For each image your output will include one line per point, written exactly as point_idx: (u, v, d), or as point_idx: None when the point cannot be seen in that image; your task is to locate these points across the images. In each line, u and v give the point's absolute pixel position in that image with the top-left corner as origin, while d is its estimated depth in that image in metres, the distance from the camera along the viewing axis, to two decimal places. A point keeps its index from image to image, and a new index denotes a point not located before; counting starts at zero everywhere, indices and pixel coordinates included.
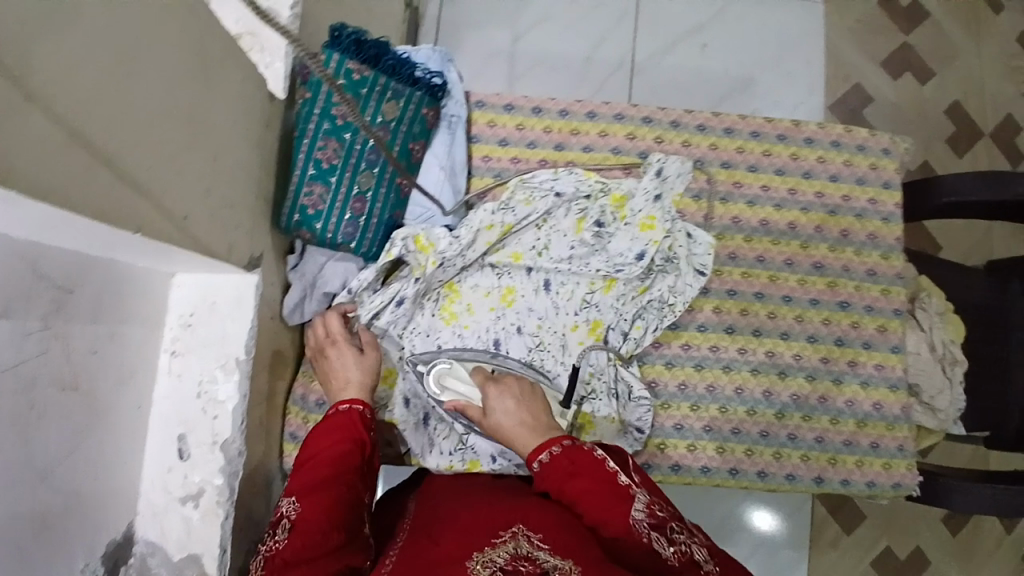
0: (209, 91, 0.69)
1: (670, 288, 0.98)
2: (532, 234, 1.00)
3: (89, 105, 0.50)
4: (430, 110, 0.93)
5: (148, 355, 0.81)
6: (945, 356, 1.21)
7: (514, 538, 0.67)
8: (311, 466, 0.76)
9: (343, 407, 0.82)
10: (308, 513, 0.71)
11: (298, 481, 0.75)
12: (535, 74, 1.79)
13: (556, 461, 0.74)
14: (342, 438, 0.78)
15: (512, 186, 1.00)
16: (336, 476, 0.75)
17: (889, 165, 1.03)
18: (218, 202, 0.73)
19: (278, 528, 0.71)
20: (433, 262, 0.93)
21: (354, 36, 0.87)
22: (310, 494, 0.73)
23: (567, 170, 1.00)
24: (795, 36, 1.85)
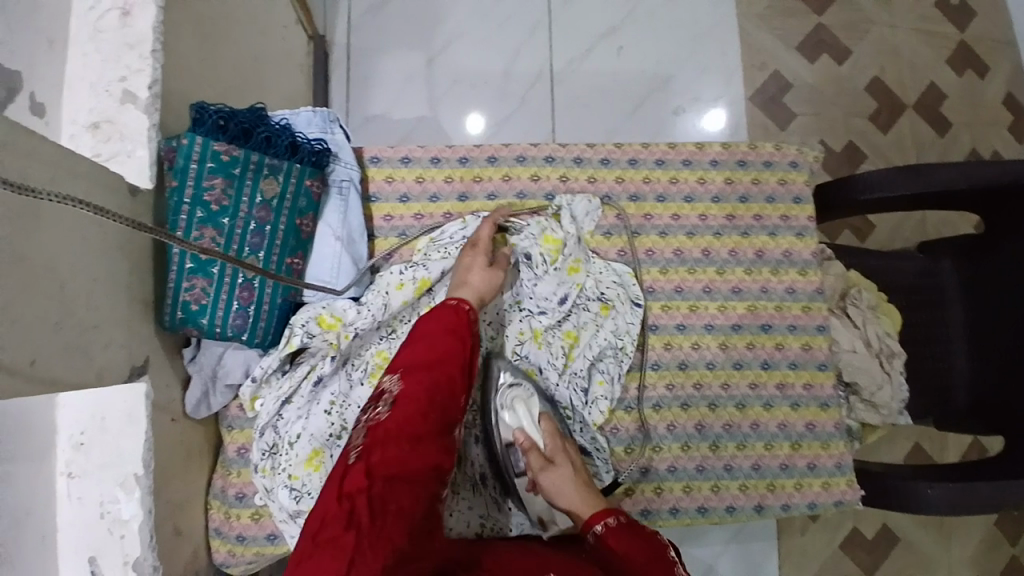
0: (40, 216, 0.62)
1: (613, 330, 0.96)
2: (452, 285, 0.97)
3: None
4: (315, 180, 0.89)
5: (40, 484, 0.76)
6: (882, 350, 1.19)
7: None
8: (420, 349, 0.77)
9: (453, 301, 0.83)
10: (413, 391, 0.72)
11: (409, 361, 0.76)
12: (453, 95, 1.74)
13: (620, 531, 0.76)
14: (451, 333, 0.79)
15: (423, 243, 0.97)
16: (441, 366, 0.75)
17: (798, 178, 1.03)
18: (74, 330, 0.67)
19: (380, 401, 0.73)
20: (345, 335, 0.92)
21: (219, 114, 0.81)
22: (418, 375, 0.74)
23: (474, 217, 0.98)
24: (711, 29, 1.83)
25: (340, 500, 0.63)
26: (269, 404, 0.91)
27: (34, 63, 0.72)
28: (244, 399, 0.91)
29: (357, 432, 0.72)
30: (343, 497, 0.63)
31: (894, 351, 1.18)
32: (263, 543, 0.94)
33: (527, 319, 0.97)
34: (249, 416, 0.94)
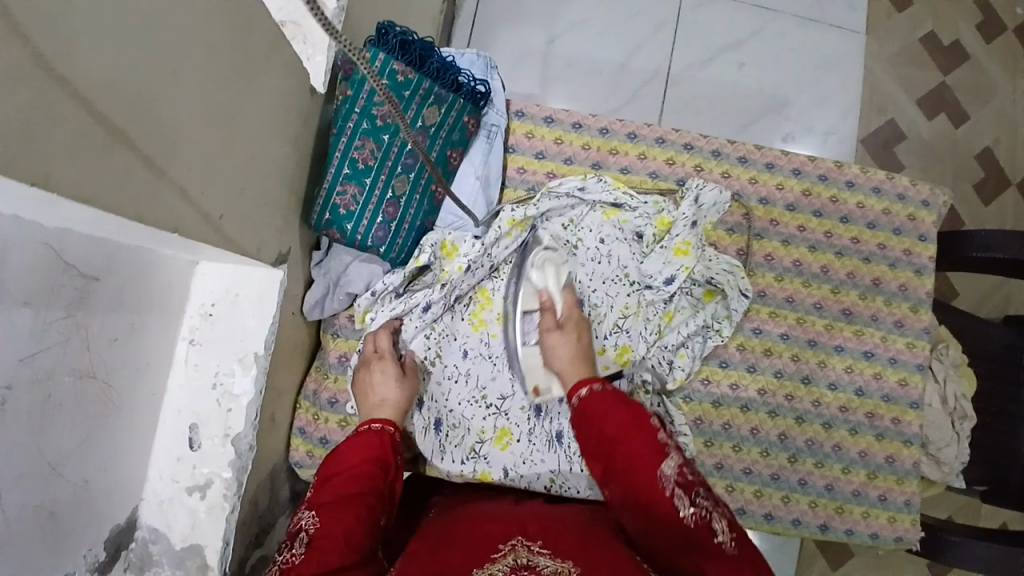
0: (251, 87, 0.67)
1: (712, 314, 0.98)
2: (562, 233, 0.99)
3: (132, 106, 0.48)
4: (471, 118, 0.92)
5: (166, 344, 0.79)
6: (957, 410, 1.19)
7: (513, 550, 0.64)
8: (341, 480, 0.74)
9: (377, 426, 0.81)
10: (330, 527, 0.68)
11: (323, 496, 0.73)
12: (568, 76, 1.76)
13: (605, 395, 0.78)
14: (368, 459, 0.77)
15: (551, 192, 0.99)
16: (364, 493, 0.73)
17: (928, 217, 1.03)
18: (251, 203, 0.72)
19: (296, 541, 0.68)
20: (457, 267, 0.94)
21: (402, 37, 0.85)
22: (336, 509, 0.70)
23: (595, 177, 0.99)
24: (835, 63, 1.82)
25: None
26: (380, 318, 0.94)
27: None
28: (357, 311, 0.95)
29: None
30: None
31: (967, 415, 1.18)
32: None
33: (634, 294, 0.98)
34: (357, 328, 0.97)
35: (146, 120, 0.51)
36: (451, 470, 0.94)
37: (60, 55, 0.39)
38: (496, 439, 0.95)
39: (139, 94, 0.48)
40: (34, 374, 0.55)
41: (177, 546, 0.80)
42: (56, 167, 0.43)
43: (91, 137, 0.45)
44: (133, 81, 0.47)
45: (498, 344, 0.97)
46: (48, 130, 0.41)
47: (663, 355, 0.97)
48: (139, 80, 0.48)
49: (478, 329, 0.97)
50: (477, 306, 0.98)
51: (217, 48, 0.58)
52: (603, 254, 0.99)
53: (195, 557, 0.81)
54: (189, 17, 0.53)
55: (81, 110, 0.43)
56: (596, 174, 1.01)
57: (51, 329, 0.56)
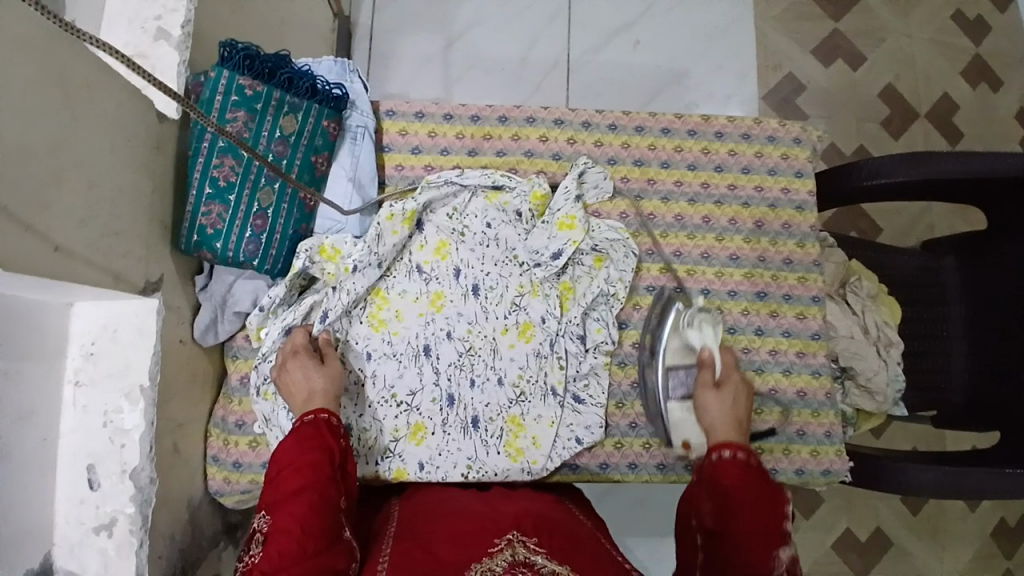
0: (78, 120, 0.67)
1: (606, 279, 1.00)
2: (448, 222, 1.01)
3: None
4: (333, 121, 0.93)
5: (49, 389, 0.78)
6: (880, 338, 1.17)
7: (510, 545, 0.71)
8: (287, 474, 0.76)
9: (309, 417, 0.82)
10: (287, 524, 0.72)
11: (272, 495, 0.76)
12: (471, 78, 1.79)
13: (744, 466, 0.79)
14: (307, 448, 0.79)
15: (429, 183, 0.99)
16: (312, 482, 0.76)
17: (800, 154, 1.06)
18: (100, 231, 0.72)
19: (253, 543, 0.73)
20: (343, 268, 0.95)
21: (245, 52, 0.86)
22: (287, 504, 0.74)
23: (473, 167, 1.02)
24: (727, 28, 1.87)
25: None
26: (273, 332, 0.94)
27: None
28: (249, 329, 0.95)
29: None
30: None
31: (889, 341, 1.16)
32: (258, 471, 0.97)
33: (526, 273, 1.00)
34: (254, 346, 0.97)
35: None
36: (366, 472, 0.93)
37: None
38: (410, 436, 0.94)
39: None
40: None
41: None
42: None
43: None
44: None
45: (400, 340, 0.97)
46: None
47: (562, 325, 0.99)
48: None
49: (379, 329, 0.97)
50: (374, 307, 0.98)
51: (24, 82, 0.59)
52: (490, 237, 1.01)
53: None
54: None
55: None
56: (471, 164, 1.03)
57: None
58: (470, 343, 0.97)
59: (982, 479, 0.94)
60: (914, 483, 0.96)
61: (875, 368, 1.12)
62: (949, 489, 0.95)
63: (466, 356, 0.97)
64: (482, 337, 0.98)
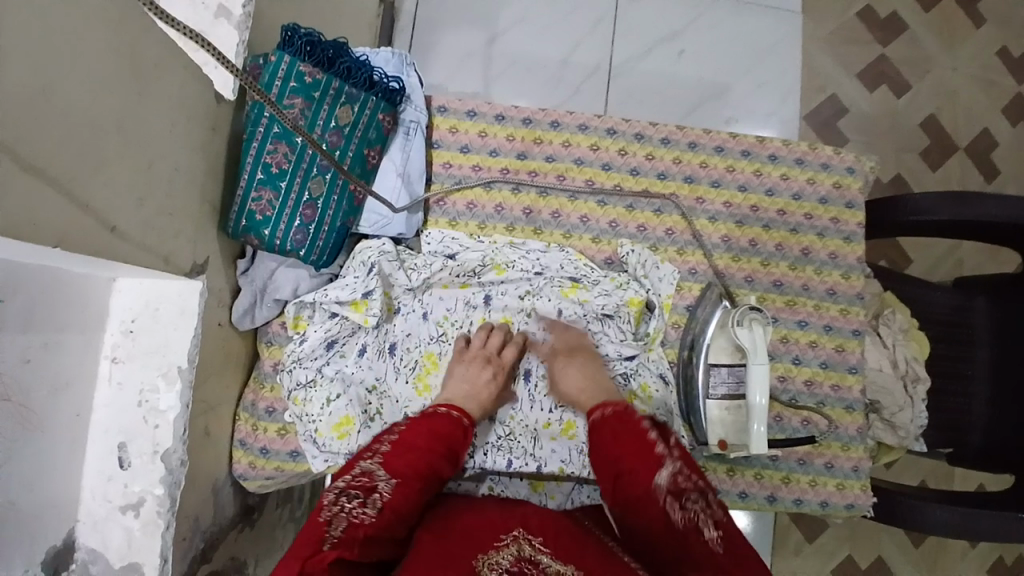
0: (145, 97, 0.66)
1: (663, 403, 0.97)
2: (517, 299, 0.99)
3: (9, 108, 0.49)
4: (387, 116, 0.92)
5: (87, 362, 0.78)
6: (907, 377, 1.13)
7: (515, 541, 0.71)
8: (411, 454, 0.78)
9: (454, 413, 0.85)
10: (398, 502, 0.72)
11: (399, 464, 0.77)
12: (512, 75, 1.77)
13: (607, 418, 0.82)
14: (445, 445, 0.82)
15: (499, 243, 0.99)
16: (433, 475, 0.78)
17: (852, 184, 1.05)
18: (155, 211, 0.71)
19: (368, 499, 0.71)
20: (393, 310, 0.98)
21: (308, 38, 0.84)
22: (408, 484, 0.75)
23: (558, 247, 1.00)
24: (774, 44, 1.84)
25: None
26: (314, 339, 0.95)
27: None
28: (286, 317, 0.95)
29: (327, 518, 0.68)
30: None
31: (919, 377, 1.01)
32: (284, 459, 0.97)
33: None
34: (290, 335, 0.97)
35: (22, 127, 0.51)
36: None
37: None
38: None
39: (11, 98, 0.49)
40: None
41: (117, 563, 0.80)
42: None
43: None
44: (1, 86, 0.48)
45: None
46: None
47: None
48: (5, 89, 0.48)
49: (422, 394, 0.96)
50: (423, 369, 0.97)
51: (97, 56, 0.58)
52: (555, 325, 0.98)
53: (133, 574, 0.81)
54: (63, 27, 0.53)
55: None
56: (532, 232, 1.01)
57: None
58: (511, 429, 0.96)
59: (995, 521, 0.87)
60: (928, 522, 0.90)
61: (907, 398, 1.00)
62: (965, 529, 0.88)
63: (505, 441, 0.95)
64: (523, 425, 0.96)
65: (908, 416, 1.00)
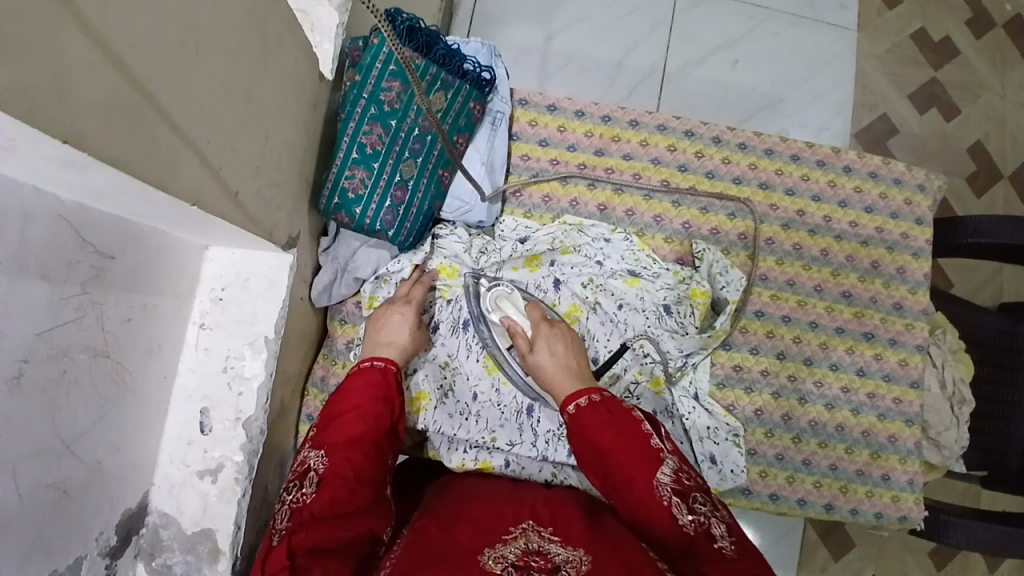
0: (267, 69, 0.68)
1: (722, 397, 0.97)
2: (580, 286, 0.97)
3: (166, 67, 0.50)
4: (477, 104, 0.93)
5: (178, 327, 0.80)
6: (953, 395, 1.00)
7: (524, 534, 0.67)
8: (342, 421, 0.74)
9: (381, 363, 0.81)
10: (340, 470, 0.69)
11: (330, 436, 0.73)
12: (566, 74, 1.79)
13: (595, 408, 0.75)
14: (376, 396, 0.77)
15: (568, 226, 1.00)
16: (371, 432, 0.73)
17: (923, 201, 1.06)
18: (267, 182, 0.73)
19: (305, 480, 0.69)
20: (461, 288, 0.97)
21: (408, 24, 0.85)
22: (344, 450, 0.71)
23: (623, 236, 1.00)
24: (827, 60, 1.85)
25: None
26: None
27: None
28: (363, 296, 0.95)
29: (279, 517, 0.67)
30: None
31: (965, 399, 0.99)
32: None
33: (648, 362, 0.95)
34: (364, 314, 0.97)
35: (175, 87, 0.52)
36: (453, 459, 0.92)
37: (100, 9, 0.41)
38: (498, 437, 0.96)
39: (168, 57, 0.50)
40: (51, 348, 0.57)
41: (189, 529, 0.81)
42: (89, 127, 0.43)
43: (122, 95, 0.46)
44: (162, 45, 0.49)
45: (508, 391, 0.95)
46: (88, 83, 0.42)
47: (673, 428, 0.94)
48: (165, 50, 0.49)
49: (491, 373, 0.95)
50: None
51: (236, 25, 0.60)
52: (618, 319, 0.97)
53: (206, 541, 0.81)
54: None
55: (111, 68, 0.44)
56: (603, 224, 1.02)
57: (67, 304, 0.59)
58: None
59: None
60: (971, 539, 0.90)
61: (953, 418, 0.99)
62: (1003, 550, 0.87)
63: None
64: None
65: (953, 436, 0.99)
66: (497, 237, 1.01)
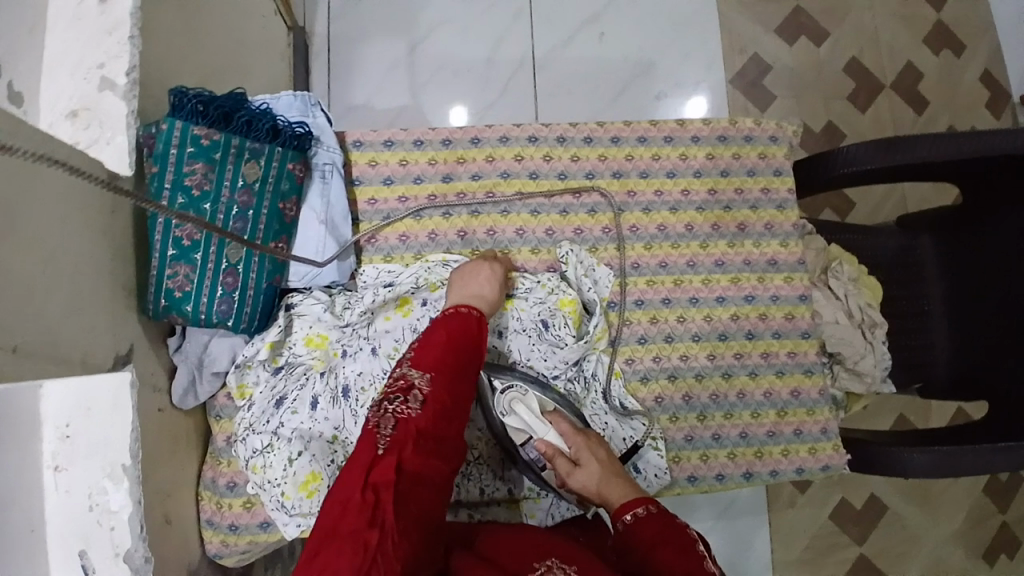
0: (23, 204, 0.62)
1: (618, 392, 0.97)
2: None
3: None
4: (297, 164, 0.88)
5: (23, 476, 0.68)
6: (864, 320, 1.05)
7: (548, 572, 0.63)
8: (429, 351, 0.75)
9: (473, 312, 0.82)
10: (442, 396, 0.71)
11: (427, 360, 0.74)
12: (435, 83, 1.73)
13: (652, 519, 0.73)
14: (471, 340, 0.79)
15: (431, 262, 0.97)
16: (467, 373, 0.76)
17: (777, 152, 1.06)
18: (58, 315, 0.67)
19: (408, 396, 0.70)
20: (334, 352, 0.95)
21: (199, 99, 0.79)
22: (445, 382, 0.73)
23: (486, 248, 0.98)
24: (689, 12, 1.84)
25: (365, 490, 0.61)
26: (260, 402, 0.91)
27: (14, 52, 0.69)
28: (230, 386, 0.92)
29: (380, 423, 0.68)
30: (368, 487, 0.61)
31: (876, 322, 1.05)
32: (254, 531, 0.93)
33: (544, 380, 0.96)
34: (238, 405, 0.94)
35: None
36: None
37: None
38: None
39: None
40: None
41: None
42: None
43: None
44: None
45: None
46: None
47: None
48: None
49: None
50: None
51: None
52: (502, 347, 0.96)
53: None
54: None
55: None
56: (468, 253, 0.99)
57: None
58: (479, 450, 0.95)
59: (977, 462, 0.89)
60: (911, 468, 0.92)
61: (868, 344, 1.04)
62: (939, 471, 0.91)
63: (474, 463, 0.95)
64: (489, 444, 0.95)
65: (871, 361, 1.04)
66: (359, 288, 0.97)
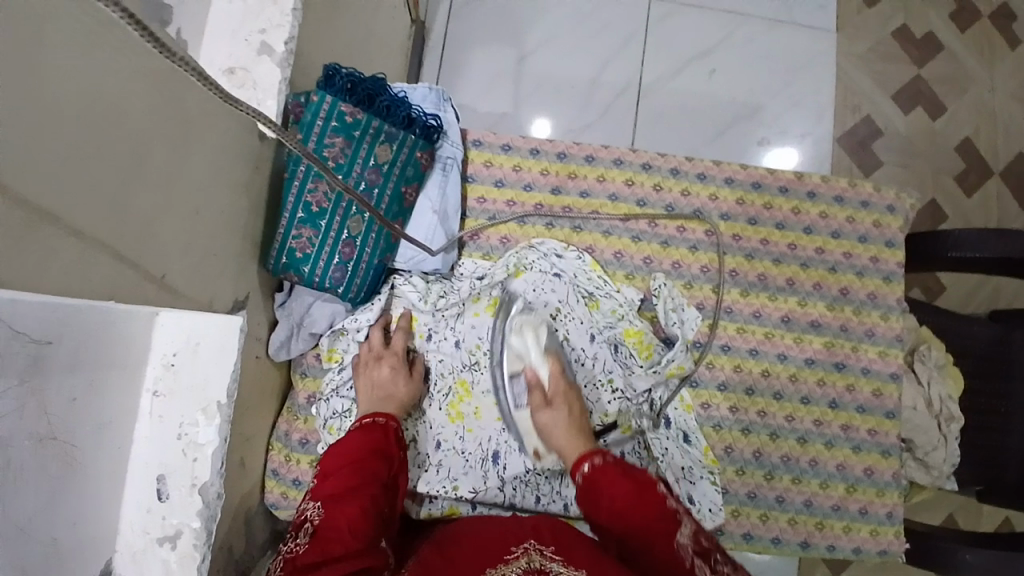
0: (190, 147, 0.68)
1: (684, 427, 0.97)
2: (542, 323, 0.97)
3: (78, 182, 0.52)
4: (424, 153, 0.92)
5: (126, 401, 0.66)
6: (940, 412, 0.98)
7: (526, 553, 0.65)
8: (332, 478, 0.74)
9: (381, 420, 0.83)
10: (336, 518, 0.69)
11: (328, 486, 0.74)
12: (540, 93, 1.77)
13: (608, 467, 0.78)
14: (375, 452, 0.79)
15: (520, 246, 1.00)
16: (369, 485, 0.74)
17: (892, 223, 1.04)
18: (198, 255, 0.73)
19: (300, 532, 0.69)
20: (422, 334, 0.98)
21: (349, 78, 0.84)
22: (340, 499, 0.71)
23: (576, 251, 1.00)
24: (805, 64, 1.81)
25: None
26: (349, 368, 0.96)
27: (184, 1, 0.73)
28: (321, 349, 0.98)
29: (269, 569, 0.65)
30: None
31: (953, 416, 0.97)
32: None
33: (617, 400, 0.96)
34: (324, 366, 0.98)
35: (82, 197, 0.53)
36: (422, 509, 0.93)
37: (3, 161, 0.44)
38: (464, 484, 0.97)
39: (76, 164, 0.51)
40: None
41: None
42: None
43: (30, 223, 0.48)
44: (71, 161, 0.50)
45: (472, 439, 0.95)
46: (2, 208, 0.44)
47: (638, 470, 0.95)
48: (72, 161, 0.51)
49: (456, 420, 0.95)
50: (456, 397, 0.96)
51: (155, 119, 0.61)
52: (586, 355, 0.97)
53: None
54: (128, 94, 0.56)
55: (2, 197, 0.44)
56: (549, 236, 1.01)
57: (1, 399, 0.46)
58: None
59: None
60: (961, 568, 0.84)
61: (941, 437, 0.97)
62: None
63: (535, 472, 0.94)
64: None
65: (942, 455, 0.96)
66: (454, 279, 1.01)
